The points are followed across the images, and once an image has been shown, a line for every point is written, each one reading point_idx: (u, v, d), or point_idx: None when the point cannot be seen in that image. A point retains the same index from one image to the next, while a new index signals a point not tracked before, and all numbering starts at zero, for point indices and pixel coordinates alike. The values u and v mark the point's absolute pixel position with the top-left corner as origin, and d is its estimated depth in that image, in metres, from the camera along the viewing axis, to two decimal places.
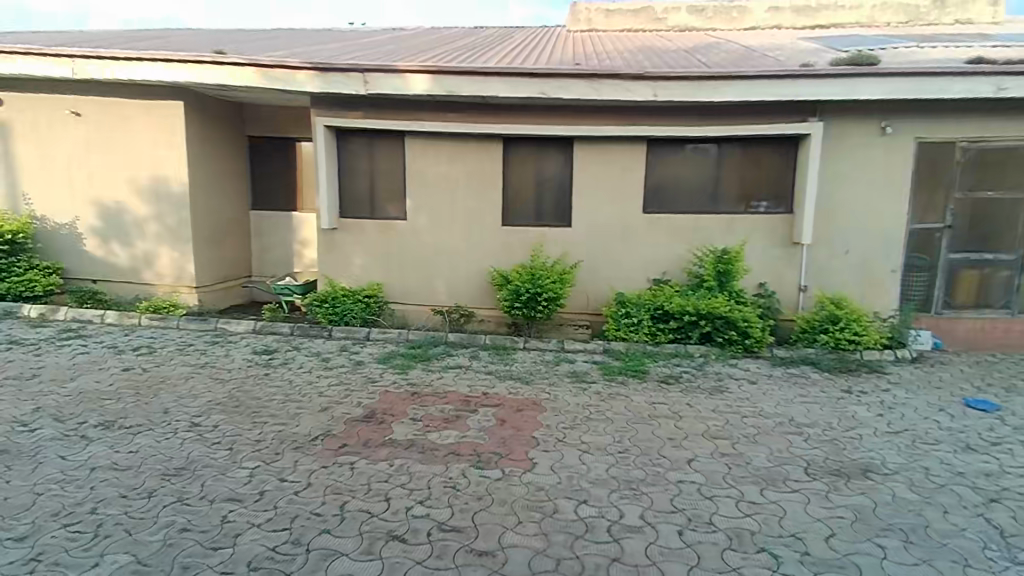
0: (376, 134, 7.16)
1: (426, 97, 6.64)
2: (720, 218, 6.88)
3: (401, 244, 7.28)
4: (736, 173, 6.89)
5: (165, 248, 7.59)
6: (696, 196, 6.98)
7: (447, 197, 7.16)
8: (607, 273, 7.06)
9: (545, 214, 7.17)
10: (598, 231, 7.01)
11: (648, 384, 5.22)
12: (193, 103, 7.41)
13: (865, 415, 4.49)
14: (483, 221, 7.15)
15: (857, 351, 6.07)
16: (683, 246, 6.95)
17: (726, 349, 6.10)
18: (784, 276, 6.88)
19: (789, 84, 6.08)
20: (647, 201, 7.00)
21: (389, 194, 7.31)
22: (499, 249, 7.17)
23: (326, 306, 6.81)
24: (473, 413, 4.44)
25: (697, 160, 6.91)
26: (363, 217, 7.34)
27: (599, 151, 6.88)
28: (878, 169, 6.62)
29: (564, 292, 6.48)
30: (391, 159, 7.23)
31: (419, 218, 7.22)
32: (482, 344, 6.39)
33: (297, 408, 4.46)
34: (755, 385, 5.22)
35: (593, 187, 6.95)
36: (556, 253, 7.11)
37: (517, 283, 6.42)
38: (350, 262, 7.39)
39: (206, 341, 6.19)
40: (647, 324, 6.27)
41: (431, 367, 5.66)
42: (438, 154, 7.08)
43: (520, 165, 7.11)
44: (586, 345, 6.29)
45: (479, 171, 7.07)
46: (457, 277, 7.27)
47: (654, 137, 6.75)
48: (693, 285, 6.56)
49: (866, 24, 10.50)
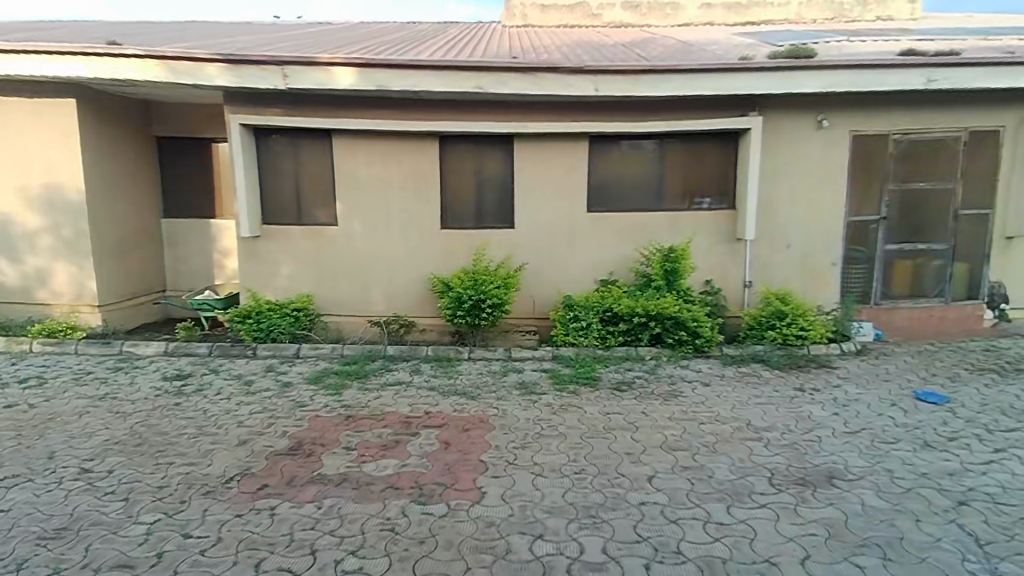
0: (299, 133, 6.61)
1: (352, 92, 6.15)
2: (665, 216, 6.71)
3: (332, 252, 6.76)
4: (678, 169, 6.74)
5: (61, 263, 6.77)
6: (639, 194, 6.79)
7: (380, 200, 6.69)
8: (552, 275, 6.77)
9: (485, 215, 6.82)
10: (542, 232, 6.72)
11: (600, 392, 4.95)
12: (88, 101, 6.65)
13: (822, 415, 4.36)
14: (420, 225, 6.72)
15: (804, 345, 5.98)
16: (628, 245, 6.75)
17: (677, 350, 5.91)
18: (730, 273, 6.79)
19: (729, 78, 5.96)
20: (591, 200, 6.76)
21: (316, 198, 6.77)
22: (438, 254, 6.76)
23: (248, 322, 6.21)
24: (414, 437, 4.03)
25: (639, 157, 6.73)
26: (289, 223, 6.77)
27: (539, 149, 6.58)
28: (816, 164, 6.62)
29: (509, 297, 6.14)
30: (317, 160, 6.69)
31: (350, 223, 6.72)
32: (424, 356, 5.96)
33: (210, 444, 3.93)
34: (709, 387, 5.03)
35: (534, 186, 6.65)
36: (499, 256, 6.76)
37: (459, 290, 6.02)
38: (276, 273, 6.80)
39: (108, 367, 5.49)
40: (596, 328, 6.01)
41: (367, 385, 5.19)
42: (368, 154, 6.60)
43: (456, 165, 6.73)
44: (534, 353, 5.97)
45: (413, 172, 6.64)
46: (394, 285, 6.81)
47: (596, 133, 6.51)
48: (641, 284, 6.36)
49: (794, 21, 10.71)
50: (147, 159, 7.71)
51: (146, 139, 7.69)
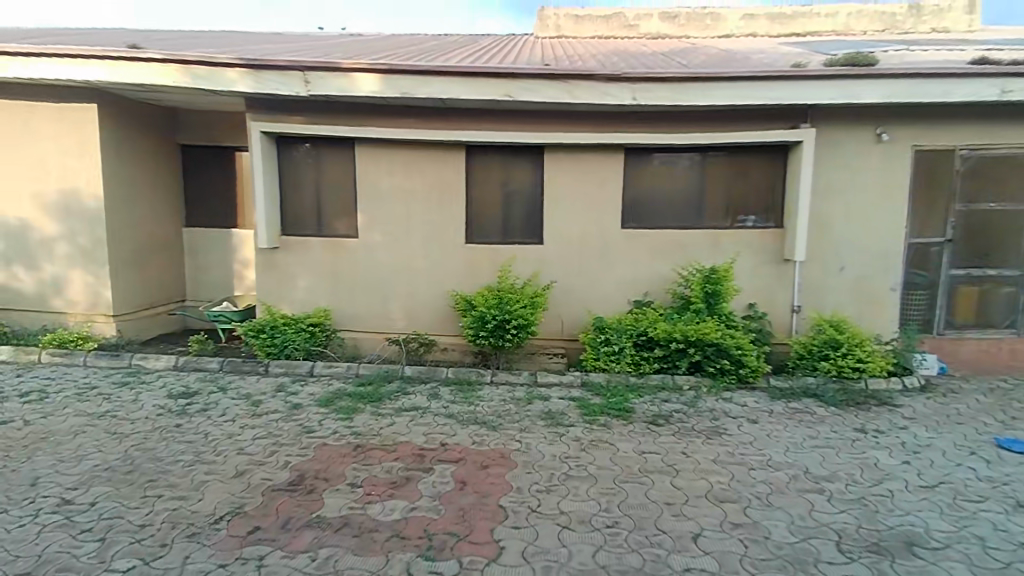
0: (322, 141, 6.36)
1: (376, 99, 5.87)
2: (705, 234, 6.24)
3: (351, 265, 6.45)
4: (720, 184, 6.28)
5: (77, 271, 6.63)
6: (678, 210, 6.34)
7: (402, 213, 6.37)
8: (583, 295, 6.34)
9: (513, 230, 6.44)
10: (572, 248, 6.31)
11: (635, 427, 4.48)
12: (110, 108, 6.52)
13: (891, 464, 3.83)
14: (443, 238, 6.38)
15: (861, 379, 5.42)
16: (665, 265, 6.28)
17: (719, 380, 5.39)
18: (775, 297, 6.27)
19: (779, 87, 5.49)
20: (625, 215, 6.33)
21: (337, 209, 6.49)
22: (462, 269, 6.40)
23: (262, 337, 5.91)
24: (427, 474, 3.64)
25: (678, 170, 6.28)
26: (308, 235, 6.50)
27: (571, 160, 6.20)
28: (873, 180, 6.08)
29: (536, 318, 5.72)
30: (339, 169, 6.42)
31: (371, 236, 6.41)
32: (443, 378, 5.57)
33: (205, 474, 3.60)
34: (757, 425, 4.52)
35: (565, 200, 6.26)
36: (526, 273, 6.37)
37: (483, 309, 5.63)
38: (294, 286, 6.53)
39: (114, 382, 5.25)
40: (630, 353, 5.55)
41: (379, 410, 4.80)
42: (391, 164, 6.30)
43: (483, 176, 6.39)
44: (562, 378, 5.53)
45: (438, 183, 6.31)
46: (414, 302, 6.46)
47: (632, 145, 6.10)
48: (679, 307, 5.89)
49: (841, 32, 10.18)
50: (171, 167, 7.57)
51: (170, 147, 7.55)
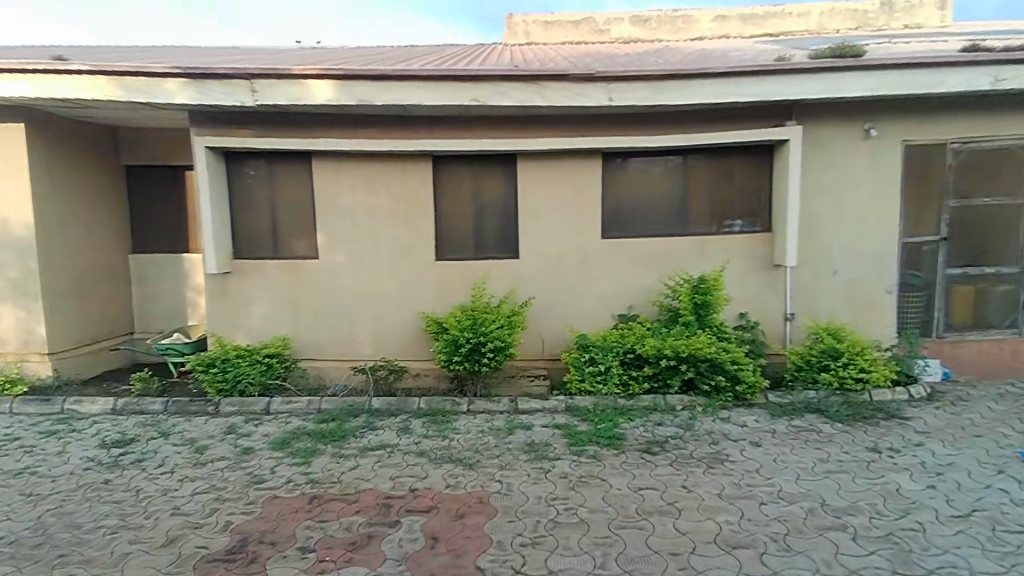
0: (274, 156, 5.86)
1: (331, 108, 5.40)
2: (690, 241, 5.86)
3: (311, 289, 5.94)
4: (704, 188, 5.92)
5: (6, 306, 6.00)
6: (660, 217, 5.96)
7: (366, 231, 5.89)
8: (563, 311, 5.91)
9: (486, 245, 5.99)
10: (550, 262, 5.88)
11: (627, 457, 4.03)
12: (39, 127, 5.96)
13: (915, 491, 3.46)
14: (411, 256, 5.90)
15: (864, 391, 5.05)
16: (649, 276, 5.88)
17: (714, 398, 4.97)
18: (767, 305, 5.90)
19: (764, 82, 5.16)
20: (605, 225, 5.93)
21: (295, 228, 5.98)
22: (432, 289, 5.92)
23: (212, 372, 5.36)
24: (392, 530, 3.14)
25: (659, 175, 5.91)
26: (263, 257, 5.97)
27: (545, 168, 5.79)
28: (864, 178, 5.77)
29: (513, 340, 5.26)
30: (295, 186, 5.93)
31: (332, 256, 5.90)
32: (414, 409, 5.05)
33: (128, 544, 3.06)
34: (761, 449, 4.11)
35: (541, 211, 5.84)
36: (502, 291, 5.91)
37: (455, 332, 5.14)
38: (249, 314, 5.99)
39: (40, 431, 4.65)
40: (617, 373, 5.11)
41: (341, 450, 4.27)
42: (352, 178, 5.83)
43: (452, 189, 5.95)
44: (545, 404, 5.06)
45: (402, 197, 5.85)
46: (382, 326, 5.96)
47: (610, 150, 5.71)
48: (667, 320, 5.48)
49: (814, 31, 10.01)
50: (114, 190, 7.00)
51: (112, 168, 6.98)
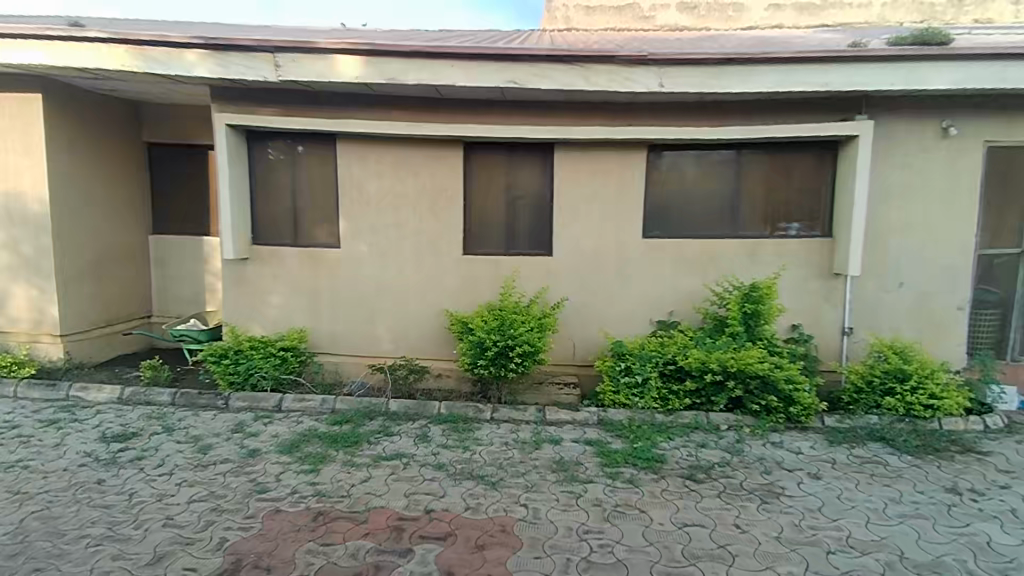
0: (298, 137, 5.53)
1: (357, 87, 5.03)
2: (741, 244, 5.36)
3: (331, 280, 5.61)
4: (759, 187, 5.42)
5: (20, 283, 5.82)
6: (709, 216, 5.47)
7: (391, 220, 5.53)
8: (598, 314, 5.48)
9: (517, 239, 5.58)
10: (586, 261, 5.45)
11: (668, 484, 3.60)
12: (59, 99, 5.73)
13: (1010, 547, 2.97)
14: (438, 250, 5.53)
15: (933, 418, 4.53)
16: (694, 280, 5.41)
17: (764, 419, 4.50)
18: (822, 318, 5.39)
19: (835, 70, 4.62)
20: (648, 223, 5.47)
21: (316, 215, 5.65)
22: (458, 285, 5.55)
23: (224, 364, 5.07)
24: (403, 561, 2.77)
25: (709, 170, 5.43)
26: (283, 244, 5.66)
27: (586, 159, 5.35)
28: (939, 181, 5.20)
29: (544, 345, 4.84)
30: (319, 169, 5.59)
31: (354, 245, 5.56)
32: (435, 415, 4.68)
33: (111, 560, 2.75)
34: (822, 483, 3.64)
35: (580, 206, 5.41)
36: (532, 290, 5.51)
37: (480, 334, 4.75)
38: (267, 303, 5.68)
39: (41, 419, 4.41)
40: (655, 386, 4.68)
41: (353, 458, 3.92)
42: (379, 163, 5.46)
43: (484, 179, 5.55)
44: (575, 415, 4.65)
45: (431, 185, 5.47)
46: (404, 322, 5.61)
47: (657, 141, 5.24)
48: (712, 330, 5.02)
49: (875, 24, 9.33)
50: (135, 168, 6.76)
51: (135, 146, 6.75)
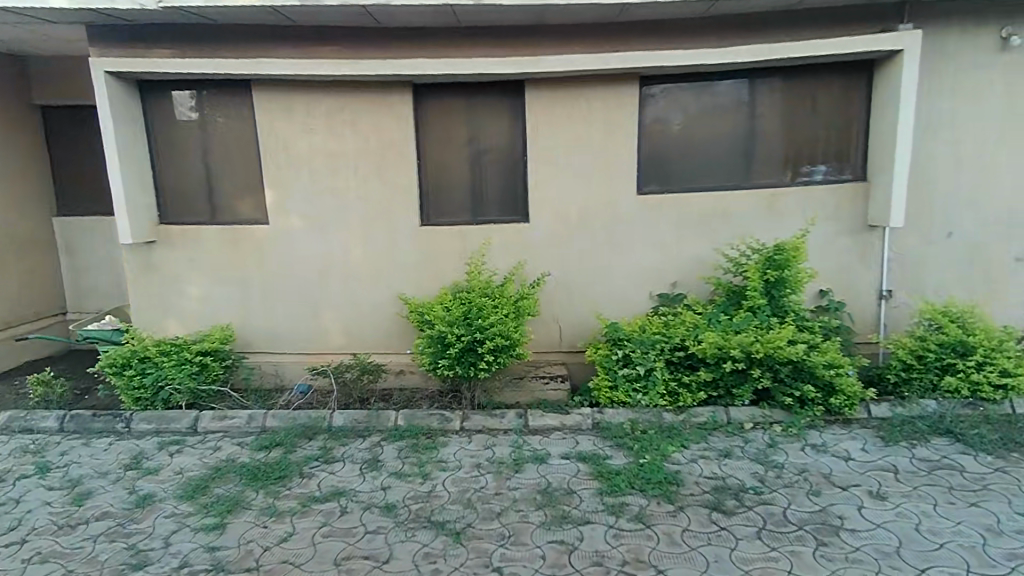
0: (205, 87, 4.42)
1: (266, 16, 3.91)
2: (758, 196, 4.38)
3: (261, 264, 4.59)
4: (778, 124, 4.41)
5: None
6: (718, 164, 4.48)
7: (329, 187, 4.48)
8: (587, 290, 4.53)
9: (485, 203, 4.57)
10: (570, 227, 4.46)
11: (690, 522, 2.71)
12: None
13: None
14: (389, 220, 4.51)
15: (1004, 401, 3.66)
16: (702, 242, 4.44)
17: (798, 414, 3.61)
18: (857, 281, 4.48)
19: None
20: (644, 175, 4.47)
21: (236, 184, 4.57)
22: (416, 263, 4.55)
23: (126, 377, 4.08)
24: None
25: (716, 105, 4.41)
26: (198, 222, 4.60)
27: (565, 99, 4.31)
28: (997, 105, 4.22)
29: (521, 334, 3.88)
30: (235, 127, 4.49)
31: (285, 220, 4.52)
32: (389, 429, 3.74)
33: None
34: (891, 508, 2.76)
35: (561, 159, 4.39)
36: (506, 266, 4.53)
37: (439, 327, 3.75)
38: (186, 297, 4.67)
39: None
40: (662, 379, 3.78)
41: (274, 503, 2.98)
42: (308, 115, 4.37)
43: (441, 129, 4.50)
44: (565, 420, 3.75)
45: (375, 140, 4.41)
46: (354, 311, 4.63)
47: (650, 71, 4.19)
48: (728, 304, 4.08)
49: None
50: (27, 140, 5.60)
51: (24, 111, 5.57)
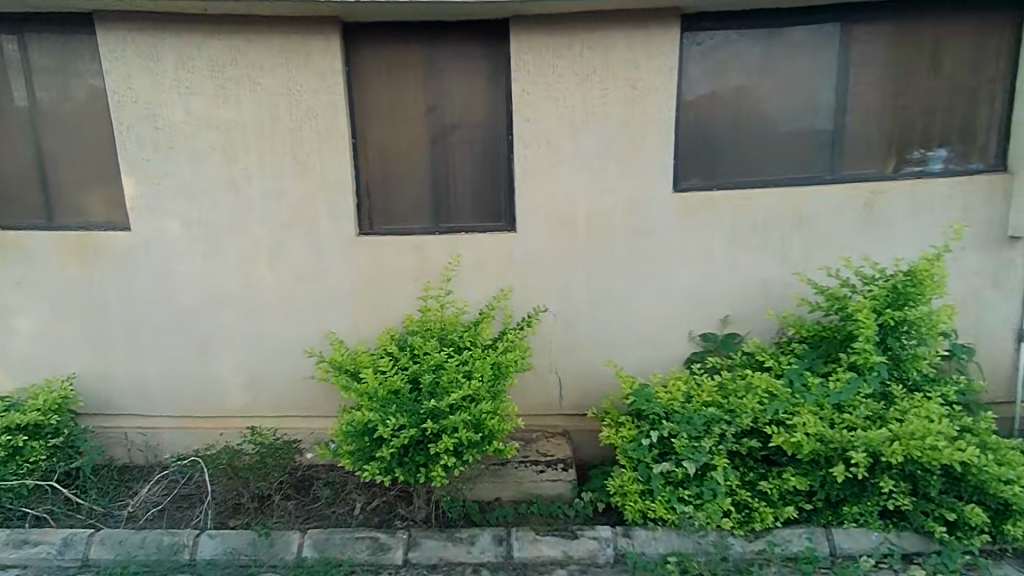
0: (28, 25, 2.93)
1: None
2: (851, 194, 2.99)
3: (123, 290, 3.12)
4: (883, 89, 3.00)
5: None
6: (794, 147, 3.06)
7: (219, 178, 3.00)
8: (598, 328, 3.13)
9: (453, 203, 3.12)
10: (574, 238, 3.05)
11: None
12: None
13: None
14: (308, 227, 3.05)
15: None
16: (766, 261, 3.05)
17: (948, 548, 2.22)
18: (988, 315, 3.10)
19: None
20: (685, 164, 3.05)
21: (84, 171, 3.09)
22: (350, 290, 3.11)
23: None
24: None
25: (794, 62, 2.98)
26: (27, 229, 3.11)
27: (567, 48, 2.88)
28: None
29: (501, 419, 2.42)
30: (77, 87, 3.00)
31: (154, 225, 3.05)
32: (287, 568, 2.32)
33: None
34: None
35: (563, 139, 2.96)
36: (483, 294, 3.10)
37: (369, 415, 2.30)
38: (15, 334, 3.19)
39: None
40: (726, 486, 2.40)
41: None
42: (182, 70, 2.88)
43: (387, 93, 3.01)
44: (571, 551, 2.35)
45: (285, 110, 2.93)
46: (260, 358, 3.19)
47: (698, 4, 2.76)
48: (815, 357, 2.72)
49: None
50: None
51: None
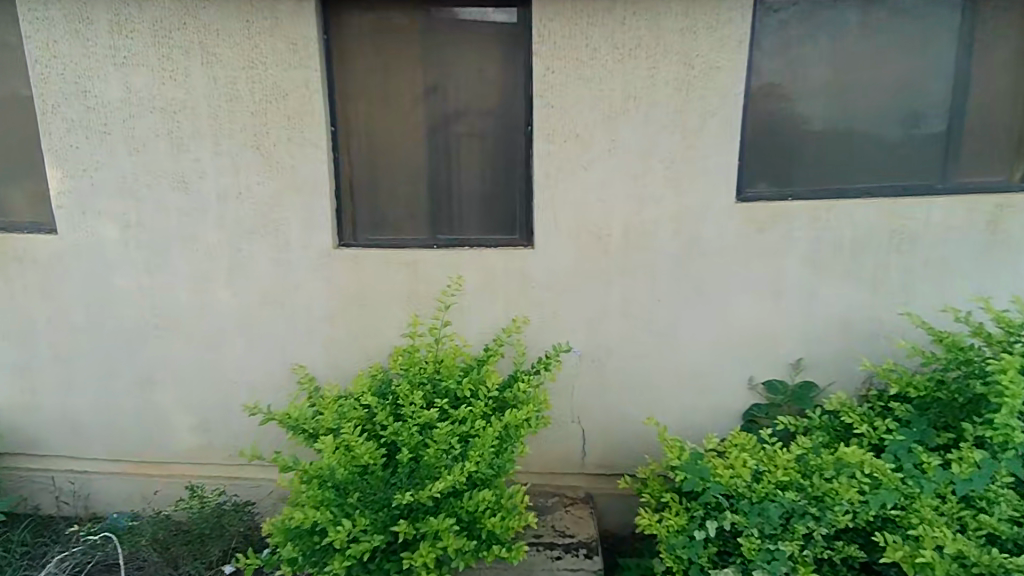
0: None
1: None
2: (966, 210, 2.32)
3: (49, 307, 2.55)
4: (1013, 75, 2.31)
5: None
6: (895, 147, 2.37)
7: (165, 172, 2.41)
8: (633, 371, 2.48)
9: (455, 208, 2.47)
10: (606, 258, 2.40)
11: None
12: None
13: None
14: (273, 236, 2.45)
15: None
16: (852, 293, 2.38)
17: None
18: None
19: None
20: (753, 166, 2.37)
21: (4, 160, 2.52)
22: (323, 315, 2.50)
23: None
24: None
25: (901, 37, 2.29)
26: None
27: (605, 14, 2.24)
28: None
29: (507, 512, 1.84)
30: None
31: (85, 228, 2.47)
32: None
33: None
34: None
35: (596, 131, 2.32)
36: (490, 326, 2.48)
37: (317, 515, 1.74)
38: None
39: None
40: None
41: None
42: (119, 36, 2.30)
43: (374, 69, 2.37)
44: None
45: (246, 88, 2.33)
46: (214, 395, 2.59)
47: None
48: (925, 424, 2.03)
49: None
50: None
51: None
